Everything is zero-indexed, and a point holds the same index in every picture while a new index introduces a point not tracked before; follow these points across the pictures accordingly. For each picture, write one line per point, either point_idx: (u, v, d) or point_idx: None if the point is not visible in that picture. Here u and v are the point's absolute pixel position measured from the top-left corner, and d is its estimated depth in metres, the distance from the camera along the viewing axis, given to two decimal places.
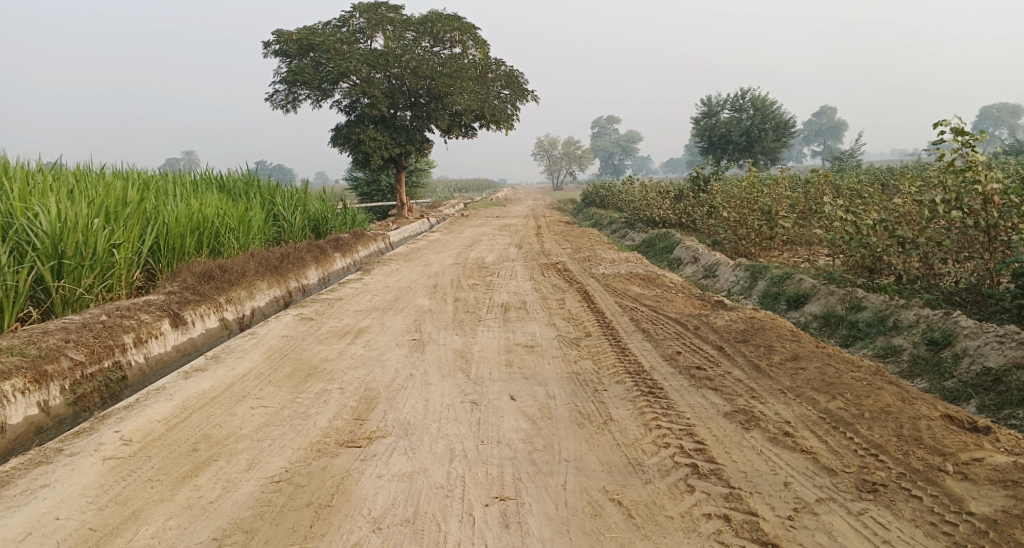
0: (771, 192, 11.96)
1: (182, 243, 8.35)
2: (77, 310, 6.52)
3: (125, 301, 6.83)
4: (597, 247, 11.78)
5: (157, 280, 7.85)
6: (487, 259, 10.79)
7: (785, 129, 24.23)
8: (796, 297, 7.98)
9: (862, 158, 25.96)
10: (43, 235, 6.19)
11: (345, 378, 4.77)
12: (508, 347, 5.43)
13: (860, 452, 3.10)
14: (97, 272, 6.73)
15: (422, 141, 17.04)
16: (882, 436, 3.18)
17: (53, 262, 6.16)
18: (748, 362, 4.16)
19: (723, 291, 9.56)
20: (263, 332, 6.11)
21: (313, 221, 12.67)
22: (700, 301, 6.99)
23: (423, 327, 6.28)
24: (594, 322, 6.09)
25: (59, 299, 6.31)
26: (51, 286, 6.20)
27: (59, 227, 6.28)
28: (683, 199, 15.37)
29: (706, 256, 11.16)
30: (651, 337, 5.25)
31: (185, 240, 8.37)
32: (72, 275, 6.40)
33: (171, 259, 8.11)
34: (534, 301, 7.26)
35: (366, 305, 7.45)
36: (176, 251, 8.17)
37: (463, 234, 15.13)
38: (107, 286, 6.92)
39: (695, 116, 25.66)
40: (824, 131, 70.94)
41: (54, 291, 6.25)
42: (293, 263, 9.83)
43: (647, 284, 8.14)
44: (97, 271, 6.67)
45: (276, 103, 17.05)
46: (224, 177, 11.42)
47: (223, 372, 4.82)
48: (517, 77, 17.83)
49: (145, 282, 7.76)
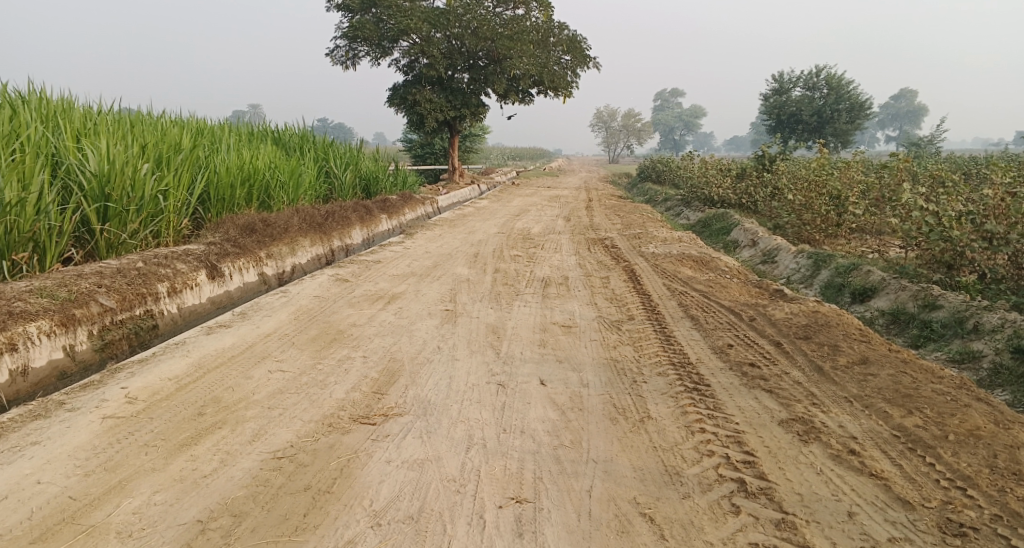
0: (841, 177, 11.22)
1: (232, 194, 8.24)
2: (121, 255, 6.43)
3: (165, 249, 6.71)
4: (650, 224, 11.30)
5: (204, 229, 7.75)
6: (534, 230, 10.45)
7: (860, 110, 22.93)
8: (861, 290, 7.40)
9: (940, 147, 24.45)
10: (91, 176, 6.09)
11: (370, 347, 4.53)
12: (544, 325, 5.10)
13: (942, 483, 2.68)
14: (144, 218, 6.63)
15: (479, 105, 16.66)
16: (968, 465, 2.76)
17: (99, 204, 6.06)
18: (809, 363, 3.73)
19: (782, 279, 9.00)
20: (295, 290, 5.92)
21: (365, 180, 12.49)
22: (757, 288, 6.51)
23: (458, 298, 6.00)
24: (640, 304, 5.70)
25: (104, 242, 6.21)
26: (95, 229, 6.10)
27: (107, 169, 6.18)
28: (745, 178, 14.65)
29: (765, 240, 10.57)
30: (700, 325, 4.85)
31: (235, 191, 8.25)
32: (118, 219, 6.30)
33: (219, 209, 8.00)
34: (577, 278, 6.90)
35: (404, 270, 7.22)
36: (225, 202, 8.06)
37: (512, 203, 14.79)
38: (152, 232, 6.83)
39: (763, 92, 24.50)
40: (902, 116, 67.49)
41: (98, 234, 6.15)
42: (337, 222, 9.65)
43: (699, 267, 7.67)
44: (142, 216, 6.57)
45: (335, 59, 16.90)
46: (279, 131, 11.29)
47: (246, 331, 4.63)
48: (580, 43, 17.19)
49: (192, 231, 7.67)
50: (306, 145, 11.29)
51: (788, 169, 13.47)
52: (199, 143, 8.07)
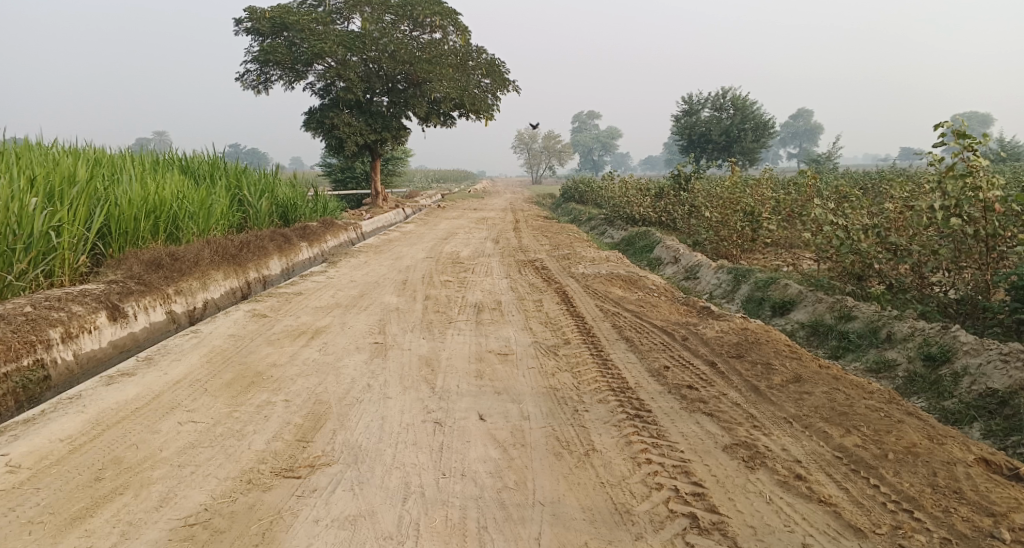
0: (755, 193, 11.60)
1: (136, 227, 7.70)
2: (8, 298, 5.87)
3: (60, 290, 6.16)
4: (576, 244, 11.34)
5: (105, 266, 7.20)
6: (461, 254, 10.28)
7: (764, 130, 24.03)
8: (781, 303, 7.58)
9: (839, 162, 25.81)
10: None
11: (292, 389, 4.23)
12: (478, 355, 4.92)
13: (890, 506, 2.66)
14: (33, 257, 6.08)
15: (399, 129, 16.43)
16: (911, 485, 2.76)
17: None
18: (746, 382, 3.70)
19: (705, 294, 9.15)
20: (208, 329, 5.52)
21: (281, 207, 12.02)
22: (687, 306, 6.55)
23: (387, 329, 5.75)
24: (574, 327, 5.61)
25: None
26: None
27: None
28: (664, 197, 14.97)
29: (687, 256, 10.77)
30: (636, 347, 4.79)
31: (139, 224, 7.72)
32: (2, 259, 5.74)
33: (122, 243, 7.45)
34: (509, 302, 6.75)
35: (327, 301, 6.90)
36: (128, 236, 7.52)
37: (437, 226, 14.56)
38: (45, 271, 6.27)
39: (675, 114, 25.30)
40: (801, 134, 71.42)
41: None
42: (253, 252, 9.18)
43: (628, 286, 7.68)
44: (31, 255, 6.02)
45: (247, 83, 16.33)
46: (187, 159, 10.72)
47: (153, 378, 4.24)
48: (498, 66, 17.24)
49: (91, 268, 7.10)
50: (217, 173, 10.75)
51: (705, 187, 13.85)
52: (97, 174, 7.52)
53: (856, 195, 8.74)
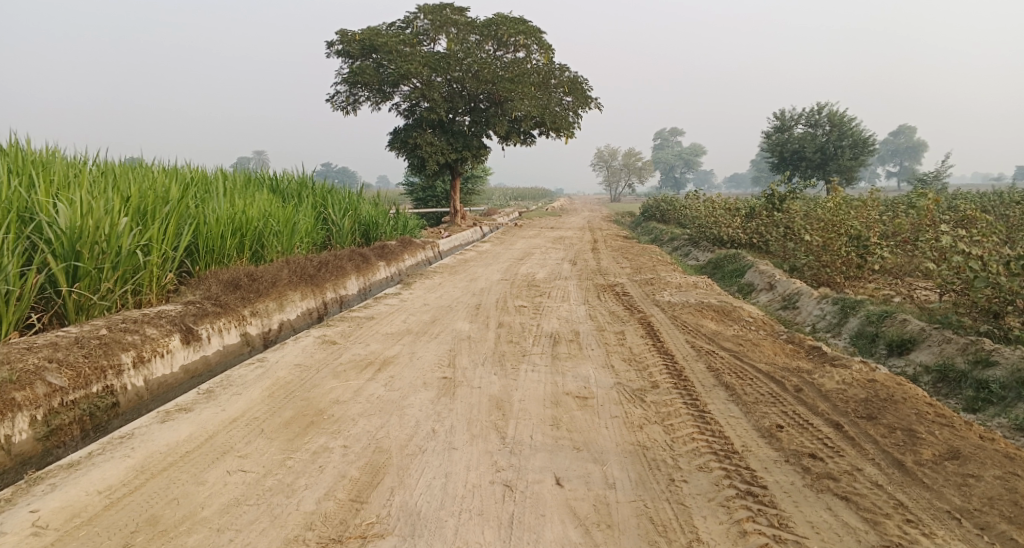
0: (860, 217, 10.62)
1: (222, 245, 7.63)
2: (92, 316, 5.78)
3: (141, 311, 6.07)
4: (661, 268, 10.68)
5: (191, 282, 7.16)
6: (539, 276, 9.83)
7: (863, 147, 22.48)
8: (899, 342, 6.69)
9: (946, 182, 23.85)
10: (60, 231, 5.48)
11: (352, 432, 3.85)
12: (555, 397, 4.42)
13: None
14: (120, 275, 6.00)
15: (480, 147, 16.21)
16: None
17: (69, 263, 5.44)
18: (883, 453, 3.09)
19: (806, 327, 8.31)
20: (274, 357, 5.25)
21: (364, 225, 11.91)
22: (792, 345, 5.84)
23: (457, 361, 5.32)
24: (663, 367, 5.02)
25: (73, 303, 5.57)
26: (63, 288, 5.47)
27: (79, 223, 5.59)
28: (755, 217, 14.05)
29: (784, 283, 9.92)
30: (738, 399, 4.18)
31: (226, 242, 7.65)
32: (89, 278, 5.67)
33: (208, 261, 7.39)
34: (589, 333, 6.21)
35: (399, 327, 6.57)
36: (214, 253, 7.46)
37: (516, 246, 14.18)
38: (131, 289, 6.19)
39: (765, 131, 24.05)
40: (901, 153, 67.62)
41: (65, 295, 5.51)
42: (330, 271, 9.00)
43: (722, 319, 7.00)
44: (118, 274, 5.94)
45: (336, 104, 16.60)
46: (276, 177, 10.76)
47: (208, 416, 3.95)
48: (581, 84, 16.80)
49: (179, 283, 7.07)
50: (303, 191, 10.74)
51: (802, 209, 12.88)
52: (189, 192, 7.50)
53: (981, 217, 7.76)
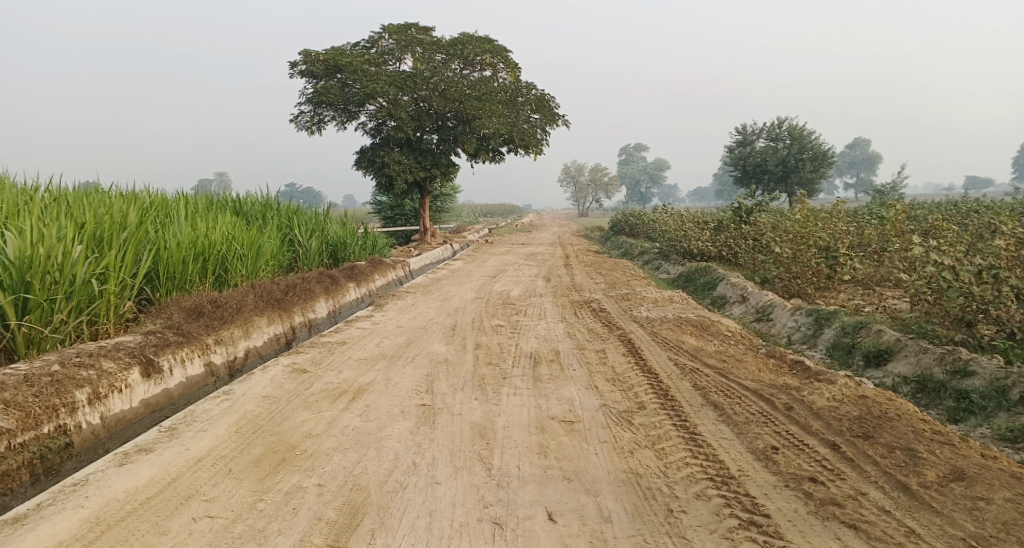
0: (829, 228, 10.69)
1: (184, 270, 7.33)
2: (44, 351, 5.45)
3: (97, 343, 5.76)
4: (635, 283, 10.60)
5: (152, 310, 6.85)
6: (513, 294, 9.67)
7: (824, 159, 22.86)
8: (875, 352, 6.65)
9: (904, 192, 24.36)
10: (8, 262, 5.16)
11: (327, 469, 3.64)
12: (539, 422, 4.25)
13: None
14: (75, 306, 5.68)
15: (448, 166, 16.06)
16: None
17: (17, 295, 5.12)
18: (886, 475, 3.07)
19: (782, 339, 8.26)
20: (242, 389, 5.00)
21: (332, 246, 11.64)
22: (775, 360, 5.77)
23: (435, 387, 5.12)
24: (648, 387, 4.89)
25: (23, 338, 5.24)
26: (12, 323, 5.14)
27: (29, 253, 5.28)
28: (724, 229, 14.10)
29: (757, 295, 9.90)
30: (729, 419, 4.08)
31: (187, 267, 7.35)
32: (40, 311, 5.35)
33: (169, 288, 7.09)
34: (568, 352, 6.06)
35: (372, 351, 6.35)
36: (176, 280, 7.15)
37: (487, 263, 14.00)
38: (87, 320, 5.87)
39: (728, 145, 24.34)
40: (858, 164, 69.28)
41: (14, 329, 5.18)
42: (298, 295, 8.72)
43: (701, 334, 6.92)
44: (73, 304, 5.62)
45: (300, 124, 16.30)
46: (239, 199, 10.46)
47: (170, 457, 3.69)
48: (548, 101, 16.78)
49: (139, 311, 6.76)
50: (268, 212, 10.45)
51: (770, 221, 12.96)
52: (147, 216, 7.19)
53: (948, 226, 7.86)
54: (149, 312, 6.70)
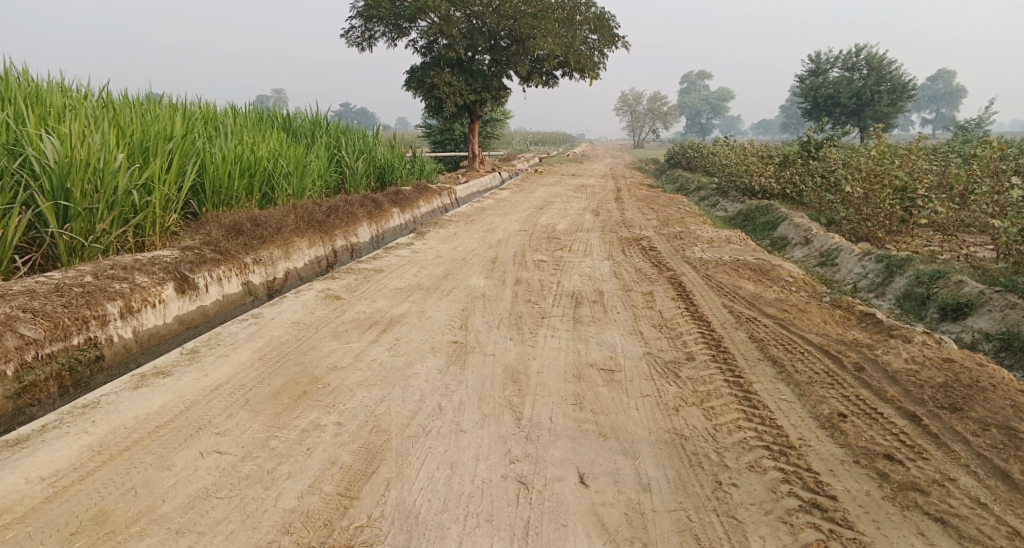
0: (907, 167, 9.84)
1: (230, 185, 7.13)
2: (85, 260, 5.32)
3: (137, 255, 5.63)
4: (689, 220, 10.04)
5: (196, 223, 6.71)
6: (559, 227, 9.26)
7: (902, 92, 21.21)
8: (954, 306, 6.05)
9: (988, 131, 22.55)
10: (49, 166, 4.98)
11: (349, 406, 3.41)
12: (577, 369, 3.94)
13: None
14: (117, 217, 5.52)
15: (500, 88, 15.43)
16: None
17: (57, 202, 4.95)
18: (979, 459, 2.71)
19: (846, 285, 7.64)
20: (271, 313, 4.82)
21: (379, 168, 11.33)
22: (841, 311, 5.29)
23: (469, 323, 4.84)
24: (698, 336, 4.51)
25: (64, 245, 5.11)
26: (52, 229, 4.99)
27: (71, 158, 5.08)
28: (789, 166, 13.24)
29: (821, 238, 9.24)
30: (790, 378, 3.70)
31: (233, 183, 7.15)
32: (82, 219, 5.18)
33: (215, 203, 6.92)
34: (613, 293, 5.69)
35: (409, 281, 6.10)
36: (221, 195, 6.97)
37: (535, 193, 13.55)
38: (130, 231, 5.73)
39: (798, 74, 22.81)
40: (938, 99, 64.89)
41: (55, 236, 5.04)
42: (341, 218, 8.48)
43: (759, 279, 6.42)
44: (114, 214, 5.45)
45: (351, 40, 15.83)
46: (288, 116, 10.17)
47: (188, 382, 3.49)
48: (609, 21, 15.80)
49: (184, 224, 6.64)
50: (317, 131, 10.15)
51: (840, 158, 12.06)
52: (193, 127, 6.95)
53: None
54: (190, 227, 6.54)
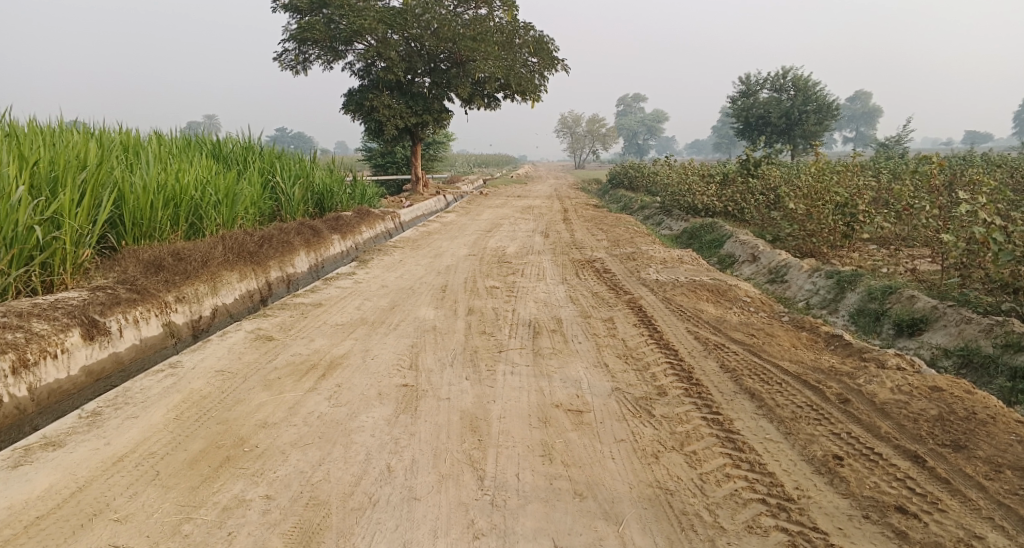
0: (847, 183, 9.87)
1: (154, 216, 6.46)
2: None
3: (41, 298, 4.95)
4: (639, 240, 9.83)
5: (114, 257, 6.03)
6: (507, 250, 8.90)
7: (828, 111, 21.78)
8: (908, 321, 5.77)
9: (909, 147, 23.34)
10: None
11: (280, 474, 2.93)
12: (542, 411, 3.55)
13: None
14: (17, 255, 4.87)
15: (441, 111, 15.09)
16: None
17: None
18: (1002, 509, 2.57)
19: (798, 303, 7.38)
20: (192, 360, 4.28)
21: (318, 194, 10.75)
22: (807, 332, 5.06)
23: (420, 362, 4.40)
24: (667, 366, 4.19)
25: None
26: None
27: None
28: (730, 183, 13.24)
29: (769, 255, 9.09)
30: (772, 414, 3.40)
31: (157, 213, 6.47)
32: None
33: (136, 235, 6.25)
34: (571, 320, 5.34)
35: (351, 315, 5.62)
36: (144, 226, 6.30)
37: (481, 216, 13.18)
38: (33, 270, 5.06)
39: (730, 95, 23.24)
40: (858, 117, 67.87)
41: None
42: (275, 248, 7.88)
43: (718, 300, 6.19)
44: (13, 253, 4.80)
45: (285, 63, 15.25)
46: (218, 141, 9.54)
47: (83, 452, 2.95)
48: (548, 43, 15.68)
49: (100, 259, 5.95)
50: (250, 157, 9.55)
51: (780, 175, 12.11)
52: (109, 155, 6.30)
53: (981, 179, 7.11)
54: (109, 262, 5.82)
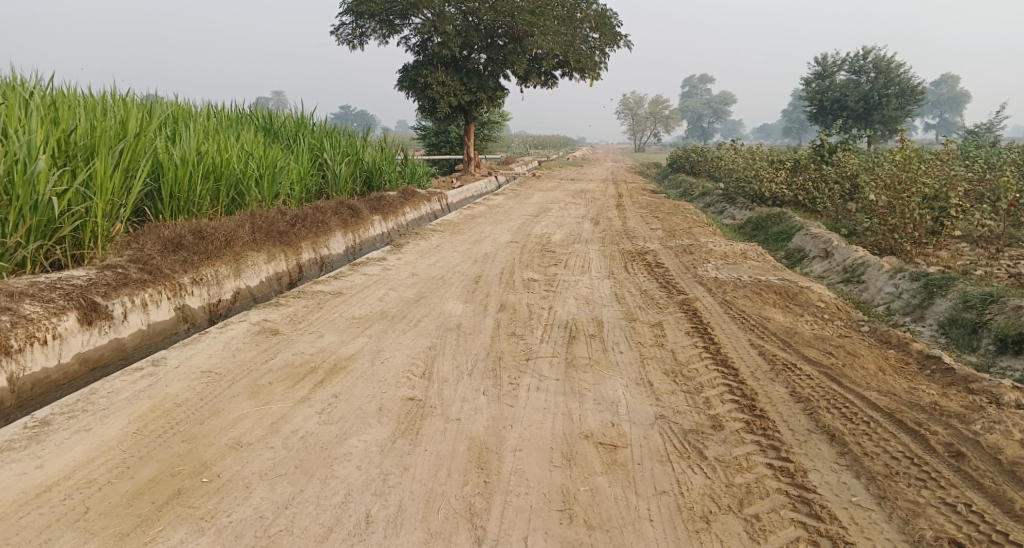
0: (937, 173, 8.76)
1: (194, 188, 5.90)
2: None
3: (42, 274, 4.35)
4: (699, 231, 9.00)
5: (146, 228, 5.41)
6: (554, 238, 8.23)
7: (912, 95, 20.11)
8: (1014, 336, 4.76)
9: (999, 136, 21.42)
10: None
11: (233, 519, 2.40)
12: (567, 444, 2.90)
13: None
14: (41, 227, 4.33)
15: (496, 88, 14.40)
16: None
17: None
18: None
19: (878, 308, 6.42)
20: (178, 357, 3.79)
21: (365, 172, 10.21)
22: (895, 349, 4.25)
23: (434, 369, 3.80)
24: (726, 390, 3.46)
25: None
26: None
27: None
28: (801, 170, 12.16)
29: (845, 251, 8.12)
30: (858, 466, 2.68)
31: (198, 185, 5.91)
32: None
33: (175, 209, 5.70)
34: (614, 323, 4.66)
35: (371, 307, 5.08)
36: (183, 201, 5.75)
37: (531, 200, 12.51)
38: (60, 242, 4.53)
39: (804, 77, 21.77)
40: (941, 104, 63.90)
41: None
42: (307, 227, 7.27)
43: (787, 305, 5.40)
44: (36, 223, 4.26)
45: (341, 37, 14.83)
46: (269, 115, 9.09)
47: (6, 480, 2.52)
48: (610, 18, 14.74)
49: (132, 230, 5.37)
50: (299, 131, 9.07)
51: (859, 162, 11.01)
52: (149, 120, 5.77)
53: None
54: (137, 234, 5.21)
